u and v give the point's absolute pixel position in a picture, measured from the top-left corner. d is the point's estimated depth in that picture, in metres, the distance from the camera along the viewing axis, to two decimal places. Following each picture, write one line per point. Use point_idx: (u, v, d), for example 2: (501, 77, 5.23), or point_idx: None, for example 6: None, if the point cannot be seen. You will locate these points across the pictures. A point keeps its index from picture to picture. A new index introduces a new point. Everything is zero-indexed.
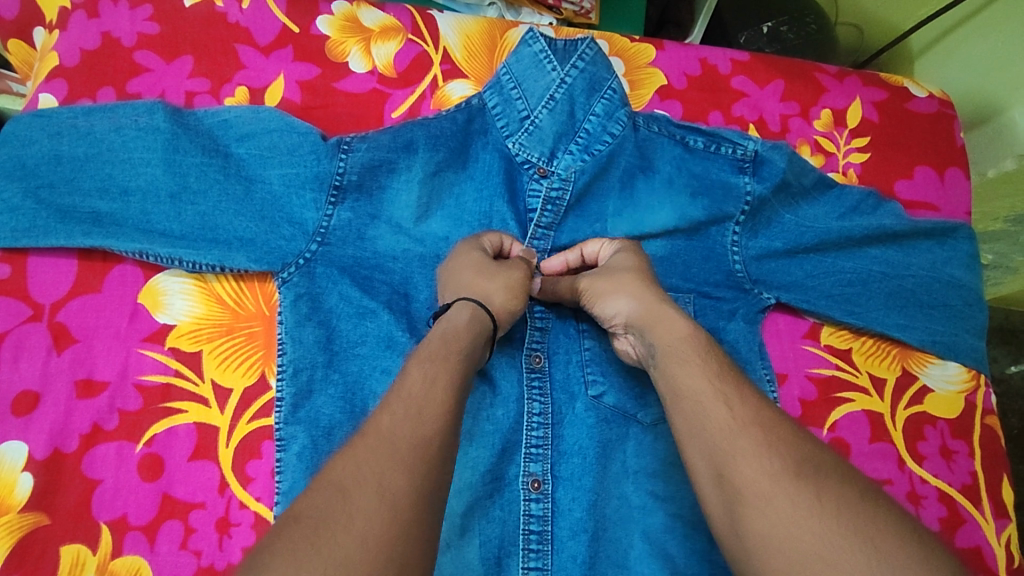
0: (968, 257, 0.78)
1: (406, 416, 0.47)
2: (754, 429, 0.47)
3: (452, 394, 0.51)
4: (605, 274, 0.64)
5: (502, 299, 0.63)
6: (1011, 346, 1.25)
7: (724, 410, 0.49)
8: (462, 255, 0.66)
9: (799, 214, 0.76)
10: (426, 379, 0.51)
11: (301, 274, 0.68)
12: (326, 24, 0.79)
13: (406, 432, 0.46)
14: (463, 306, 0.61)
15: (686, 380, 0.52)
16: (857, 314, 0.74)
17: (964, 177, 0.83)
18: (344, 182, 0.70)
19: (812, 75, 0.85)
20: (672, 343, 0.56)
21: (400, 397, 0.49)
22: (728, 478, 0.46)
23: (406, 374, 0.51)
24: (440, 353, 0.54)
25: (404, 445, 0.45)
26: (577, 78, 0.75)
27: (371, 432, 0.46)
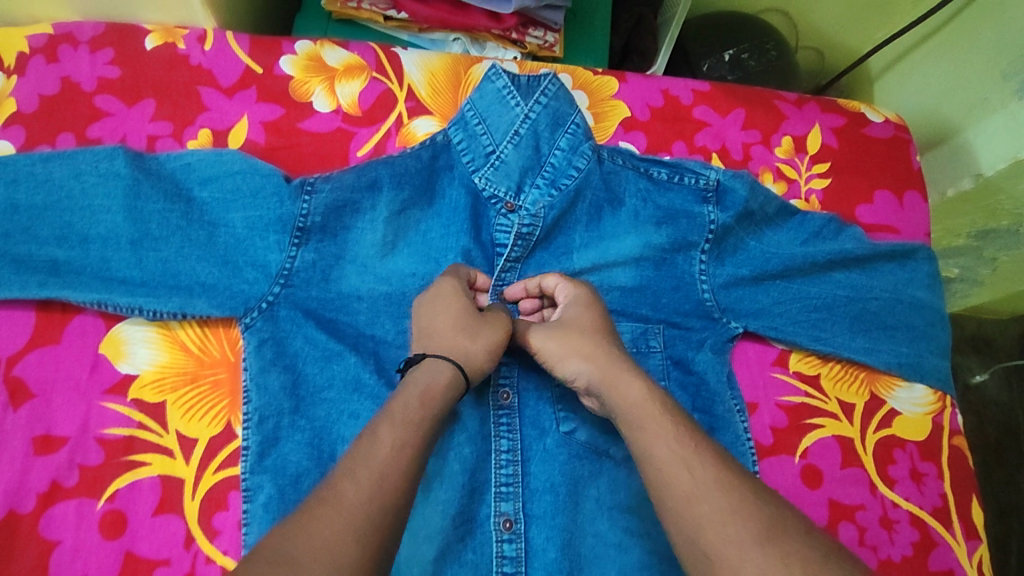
0: (928, 278, 0.80)
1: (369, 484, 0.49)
2: (716, 488, 0.49)
3: (413, 454, 0.52)
4: (558, 338, 0.64)
5: (479, 358, 0.63)
6: (983, 356, 1.27)
7: (686, 476, 0.50)
8: (445, 299, 0.65)
9: (763, 241, 0.77)
10: (395, 446, 0.52)
11: (264, 318, 0.68)
12: (289, 64, 0.79)
13: (366, 504, 0.47)
14: (437, 363, 0.60)
15: (648, 448, 0.53)
16: (824, 340, 0.75)
17: (922, 200, 0.85)
18: (308, 223, 0.70)
19: (770, 103, 0.87)
20: (630, 410, 0.57)
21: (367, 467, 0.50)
22: (700, 546, 0.48)
23: (376, 435, 0.52)
24: (416, 418, 0.55)
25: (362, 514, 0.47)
26: (540, 113, 0.75)
27: (334, 500, 0.47)
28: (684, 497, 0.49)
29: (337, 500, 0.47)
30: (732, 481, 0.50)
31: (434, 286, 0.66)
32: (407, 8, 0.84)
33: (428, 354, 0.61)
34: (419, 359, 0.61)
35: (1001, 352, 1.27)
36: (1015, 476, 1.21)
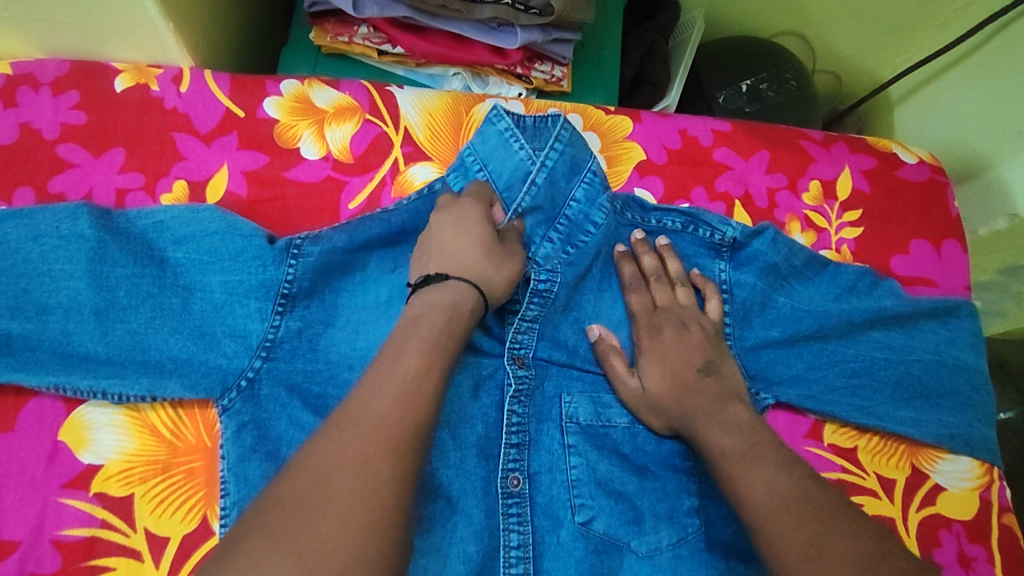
0: (971, 336, 0.73)
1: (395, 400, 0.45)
2: (821, 512, 0.50)
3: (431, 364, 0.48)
4: (659, 379, 0.65)
5: (500, 285, 0.60)
6: None
7: (765, 487, 0.53)
8: (467, 221, 0.62)
9: (794, 297, 0.71)
10: (421, 369, 0.47)
11: (244, 399, 0.60)
12: (274, 106, 0.72)
13: (398, 419, 0.44)
14: (461, 286, 0.56)
15: (734, 474, 0.55)
16: (866, 410, 0.69)
17: (961, 250, 0.78)
18: (293, 289, 0.63)
19: (797, 143, 0.80)
20: (721, 457, 0.57)
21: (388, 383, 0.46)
22: (772, 545, 0.49)
23: (402, 355, 0.48)
24: (440, 344, 0.50)
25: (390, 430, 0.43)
26: (559, 159, 0.68)
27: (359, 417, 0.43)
28: (788, 523, 0.50)
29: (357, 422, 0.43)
30: (832, 503, 0.52)
31: (457, 206, 0.63)
32: (403, 44, 0.78)
33: (454, 276, 0.57)
34: (445, 278, 0.57)
35: None
36: None
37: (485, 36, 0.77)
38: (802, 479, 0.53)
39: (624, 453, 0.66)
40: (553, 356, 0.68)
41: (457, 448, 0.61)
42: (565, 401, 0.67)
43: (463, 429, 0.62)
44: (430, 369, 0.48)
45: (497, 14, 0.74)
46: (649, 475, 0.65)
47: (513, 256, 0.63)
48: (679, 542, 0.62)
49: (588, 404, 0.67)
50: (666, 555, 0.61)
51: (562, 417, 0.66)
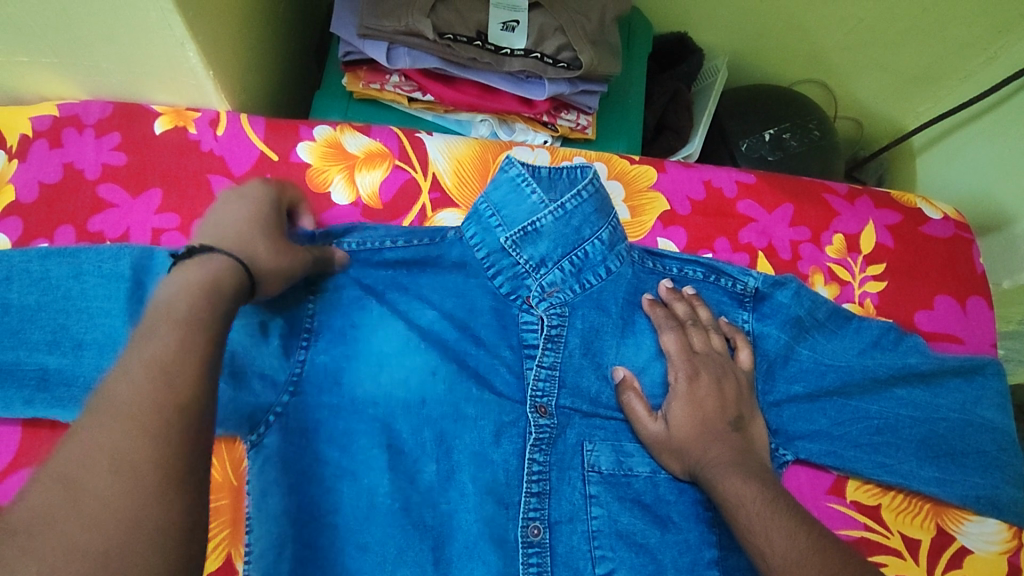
0: (998, 395, 0.73)
1: (153, 374, 0.39)
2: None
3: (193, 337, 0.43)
4: (690, 423, 0.64)
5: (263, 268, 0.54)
6: None
7: (784, 538, 0.52)
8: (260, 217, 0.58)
9: (817, 350, 0.71)
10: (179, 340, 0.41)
11: (269, 433, 0.58)
12: (306, 150, 0.75)
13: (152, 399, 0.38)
14: (228, 259, 0.51)
15: (749, 525, 0.55)
16: (889, 468, 0.68)
17: (987, 306, 0.78)
18: (316, 325, 0.63)
19: (820, 196, 0.81)
20: (738, 504, 0.57)
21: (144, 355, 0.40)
22: None
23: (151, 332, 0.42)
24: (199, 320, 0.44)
25: (149, 412, 0.37)
26: (584, 201, 0.69)
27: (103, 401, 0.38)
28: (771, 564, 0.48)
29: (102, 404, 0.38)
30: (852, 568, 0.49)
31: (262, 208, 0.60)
32: (433, 92, 0.80)
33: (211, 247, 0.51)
34: (199, 250, 0.51)
35: None
36: None
37: (513, 87, 0.79)
38: (821, 537, 0.52)
39: (646, 503, 0.65)
40: (576, 405, 0.67)
41: (478, 492, 0.62)
42: (587, 450, 0.66)
43: (484, 477, 0.63)
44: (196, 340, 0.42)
45: (526, 66, 0.77)
46: (672, 526, 0.64)
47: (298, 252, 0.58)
48: None
49: (610, 453, 0.66)
50: None
51: (584, 466, 0.65)
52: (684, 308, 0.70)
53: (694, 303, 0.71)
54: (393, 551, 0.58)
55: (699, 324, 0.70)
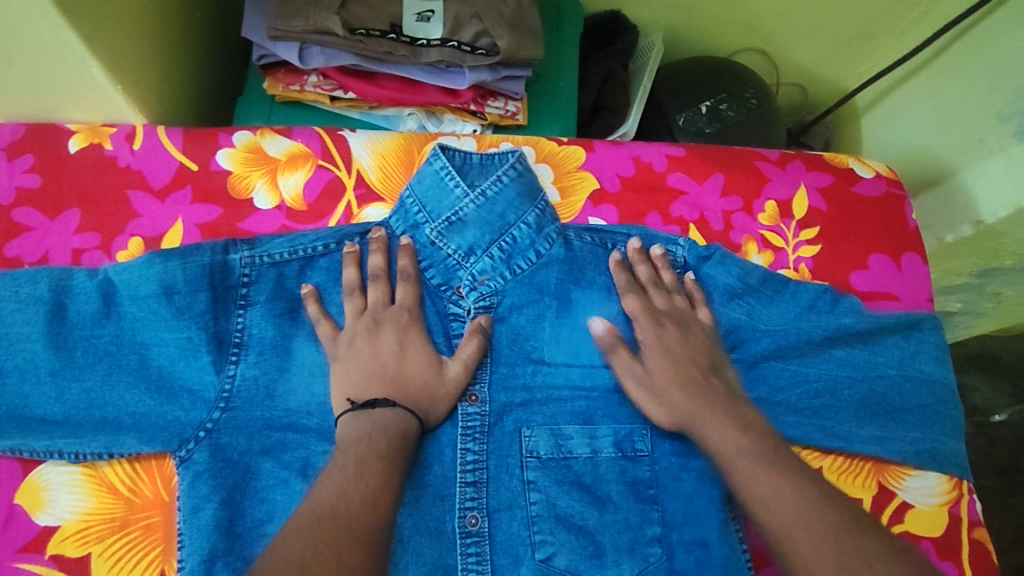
0: (936, 349, 0.73)
1: (345, 501, 0.51)
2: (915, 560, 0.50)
3: (394, 475, 0.56)
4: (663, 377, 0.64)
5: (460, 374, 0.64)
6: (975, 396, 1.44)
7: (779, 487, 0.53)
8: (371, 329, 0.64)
9: (754, 316, 0.71)
10: (374, 482, 0.54)
11: (202, 449, 0.61)
12: (226, 158, 0.74)
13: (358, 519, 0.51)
14: (403, 413, 0.60)
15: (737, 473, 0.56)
16: (829, 431, 0.68)
17: (921, 262, 0.78)
18: (245, 338, 0.65)
19: (750, 163, 0.80)
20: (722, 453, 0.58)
21: (357, 486, 0.53)
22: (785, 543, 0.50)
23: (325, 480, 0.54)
24: (397, 455, 0.57)
25: (360, 527, 0.50)
26: (505, 186, 0.69)
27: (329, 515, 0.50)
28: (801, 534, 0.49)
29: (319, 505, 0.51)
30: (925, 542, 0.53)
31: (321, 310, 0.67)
32: (354, 89, 0.79)
33: (364, 405, 0.60)
34: (375, 403, 0.60)
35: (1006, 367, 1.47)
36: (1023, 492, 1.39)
37: (434, 78, 0.78)
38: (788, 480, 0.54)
39: (586, 484, 0.65)
40: (512, 393, 0.67)
41: (415, 487, 0.62)
42: (525, 436, 0.66)
43: (421, 469, 0.63)
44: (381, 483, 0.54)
45: (444, 56, 0.76)
46: (611, 506, 0.64)
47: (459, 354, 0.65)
48: None
49: (549, 437, 0.66)
50: None
51: (522, 452, 0.65)
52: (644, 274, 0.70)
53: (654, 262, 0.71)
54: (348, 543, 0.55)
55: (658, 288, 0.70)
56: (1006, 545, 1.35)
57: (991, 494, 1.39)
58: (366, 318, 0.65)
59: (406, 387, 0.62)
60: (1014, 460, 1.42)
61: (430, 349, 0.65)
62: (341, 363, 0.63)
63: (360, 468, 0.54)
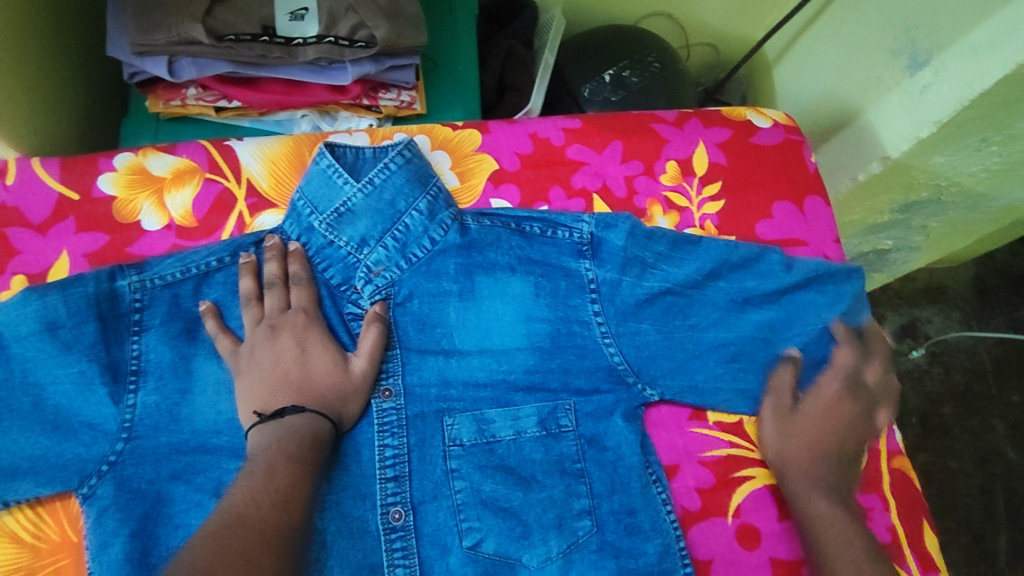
0: (857, 297, 0.71)
1: (254, 507, 0.51)
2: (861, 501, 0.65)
3: (306, 477, 0.55)
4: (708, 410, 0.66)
5: (364, 369, 0.63)
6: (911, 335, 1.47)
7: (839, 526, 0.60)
8: (273, 339, 0.62)
9: (667, 281, 0.67)
10: (290, 485, 0.54)
11: (106, 483, 0.59)
12: (108, 182, 0.71)
13: (269, 522, 0.50)
14: (314, 417, 0.59)
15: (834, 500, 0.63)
16: (749, 393, 0.67)
17: (824, 205, 0.78)
18: (143, 365, 0.63)
19: (648, 127, 0.80)
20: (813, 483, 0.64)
21: (266, 491, 0.53)
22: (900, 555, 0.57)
23: (233, 491, 0.53)
24: (309, 457, 0.56)
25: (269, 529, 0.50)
26: (393, 173, 0.69)
27: (237, 524, 0.49)
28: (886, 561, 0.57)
29: (223, 516, 0.50)
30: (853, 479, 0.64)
31: (219, 326, 0.65)
32: (237, 98, 0.78)
33: (270, 415, 0.58)
34: (284, 411, 0.58)
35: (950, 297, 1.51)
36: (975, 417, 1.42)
37: (318, 76, 0.77)
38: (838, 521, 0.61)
39: (510, 467, 0.63)
40: (424, 383, 0.66)
41: (336, 490, 0.60)
42: (447, 425, 0.64)
43: (339, 471, 0.61)
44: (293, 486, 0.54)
45: (321, 53, 0.74)
46: (535, 485, 0.63)
47: (362, 347, 0.64)
48: (569, 549, 0.61)
49: (471, 424, 0.65)
50: (557, 563, 0.60)
51: (444, 442, 0.64)
52: (538, 246, 0.70)
53: (551, 235, 0.70)
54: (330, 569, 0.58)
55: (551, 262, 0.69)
56: (970, 467, 1.38)
57: (951, 420, 1.41)
58: (264, 327, 0.64)
59: (312, 390, 0.61)
60: (970, 386, 1.44)
61: (334, 349, 0.63)
62: (244, 376, 0.61)
63: (270, 473, 0.54)
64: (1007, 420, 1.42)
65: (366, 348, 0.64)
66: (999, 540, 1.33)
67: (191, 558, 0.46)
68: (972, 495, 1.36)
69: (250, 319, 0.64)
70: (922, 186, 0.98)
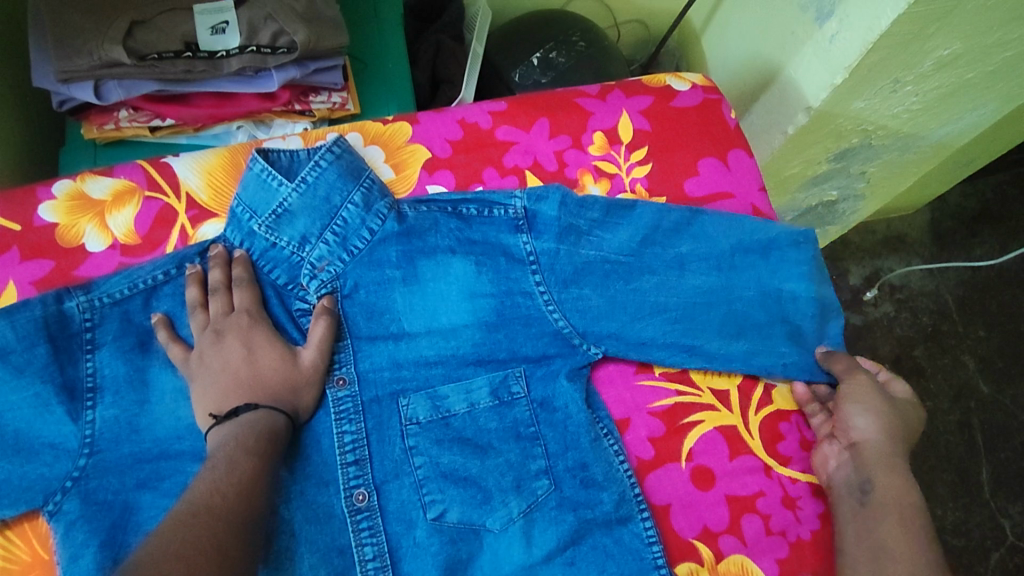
0: (791, 242, 0.74)
1: (211, 496, 0.52)
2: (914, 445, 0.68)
3: (266, 468, 0.57)
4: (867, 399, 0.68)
5: (315, 360, 0.65)
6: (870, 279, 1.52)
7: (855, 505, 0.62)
8: (223, 343, 0.64)
9: (603, 246, 0.70)
10: (254, 476, 0.55)
11: (71, 498, 0.61)
12: (49, 210, 0.73)
13: (232, 510, 0.52)
14: (270, 412, 0.60)
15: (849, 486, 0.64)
16: (693, 341, 0.69)
17: (747, 156, 0.81)
18: (98, 381, 0.64)
19: (572, 102, 0.82)
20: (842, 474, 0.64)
21: (229, 481, 0.54)
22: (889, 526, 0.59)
23: (195, 485, 0.54)
24: (267, 449, 0.58)
25: (233, 519, 0.51)
26: (324, 170, 0.70)
27: (205, 513, 0.50)
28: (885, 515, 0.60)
29: (186, 505, 0.51)
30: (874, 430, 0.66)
31: (169, 335, 0.66)
32: (170, 115, 0.79)
33: (227, 414, 0.60)
34: (239, 409, 0.60)
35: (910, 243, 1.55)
36: (949, 353, 1.46)
37: (244, 86, 0.79)
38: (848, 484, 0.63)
39: (466, 438, 0.66)
40: (377, 369, 0.68)
41: (298, 480, 0.62)
42: (402, 406, 0.66)
43: (300, 459, 0.63)
44: (252, 476, 0.55)
45: (245, 62, 0.76)
46: (492, 452, 0.65)
47: (311, 340, 0.65)
48: (531, 509, 0.63)
49: (426, 402, 0.67)
50: (519, 524, 0.62)
51: (401, 422, 0.66)
52: (478, 228, 0.72)
53: (496, 219, 0.72)
54: (302, 555, 0.59)
55: (505, 244, 0.71)
56: (946, 405, 1.42)
57: (924, 362, 1.45)
58: (211, 331, 0.65)
59: (264, 386, 0.62)
60: (937, 326, 1.48)
61: (283, 345, 0.65)
62: (198, 381, 0.63)
63: (231, 466, 0.55)
64: (976, 356, 1.47)
65: (315, 341, 0.65)
66: (981, 472, 1.37)
67: (162, 542, 0.47)
68: (951, 432, 1.39)
69: (198, 326, 0.65)
70: (851, 132, 1.01)
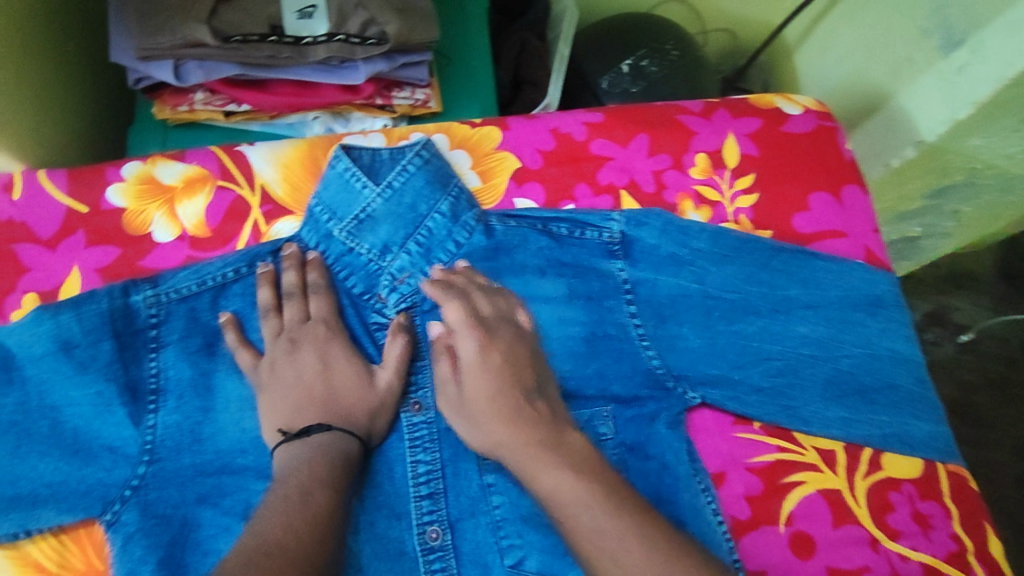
0: (892, 295, 0.70)
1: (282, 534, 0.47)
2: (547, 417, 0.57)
3: (337, 502, 0.52)
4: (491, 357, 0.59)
5: (392, 382, 0.60)
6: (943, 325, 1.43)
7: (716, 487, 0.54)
8: (298, 355, 0.59)
9: (706, 281, 0.66)
10: (329, 512, 0.50)
11: (130, 508, 0.56)
12: (117, 193, 0.69)
13: (308, 553, 0.47)
14: (344, 436, 0.56)
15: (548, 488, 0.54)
16: (798, 401, 0.64)
17: (862, 193, 0.75)
18: (161, 383, 0.60)
19: (673, 119, 0.76)
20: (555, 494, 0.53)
21: (304, 516, 0.49)
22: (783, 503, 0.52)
23: (265, 518, 0.49)
24: (341, 480, 0.53)
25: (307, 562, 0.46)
26: (412, 175, 0.66)
27: (278, 555, 0.45)
28: None
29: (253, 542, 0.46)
30: None
31: (237, 339, 0.62)
32: (247, 101, 0.75)
33: (300, 435, 0.55)
34: (310, 429, 0.55)
35: (982, 284, 1.47)
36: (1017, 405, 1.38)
37: (329, 76, 0.74)
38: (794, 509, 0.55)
39: None
40: None
41: (368, 510, 0.57)
42: None
43: (371, 489, 0.59)
44: (324, 512, 0.50)
45: (332, 52, 0.71)
46: None
47: (388, 360, 0.61)
48: None
49: None
50: None
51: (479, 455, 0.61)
52: (575, 253, 0.67)
53: (591, 245, 0.68)
54: None
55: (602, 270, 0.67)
56: (1007, 459, 1.34)
57: (986, 410, 1.37)
58: (284, 339, 0.61)
59: (340, 407, 0.58)
60: (1006, 374, 1.40)
61: (358, 362, 0.61)
62: (267, 393, 0.58)
63: (305, 498, 0.50)
64: None
65: (393, 360, 0.61)
66: None
67: None
68: (1012, 489, 1.32)
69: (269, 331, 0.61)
70: (958, 169, 0.93)
